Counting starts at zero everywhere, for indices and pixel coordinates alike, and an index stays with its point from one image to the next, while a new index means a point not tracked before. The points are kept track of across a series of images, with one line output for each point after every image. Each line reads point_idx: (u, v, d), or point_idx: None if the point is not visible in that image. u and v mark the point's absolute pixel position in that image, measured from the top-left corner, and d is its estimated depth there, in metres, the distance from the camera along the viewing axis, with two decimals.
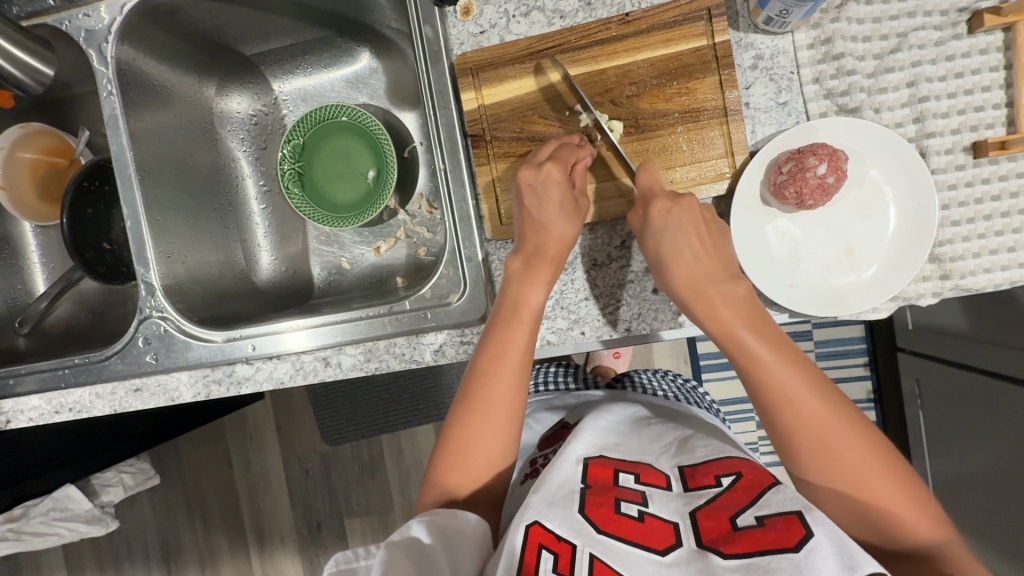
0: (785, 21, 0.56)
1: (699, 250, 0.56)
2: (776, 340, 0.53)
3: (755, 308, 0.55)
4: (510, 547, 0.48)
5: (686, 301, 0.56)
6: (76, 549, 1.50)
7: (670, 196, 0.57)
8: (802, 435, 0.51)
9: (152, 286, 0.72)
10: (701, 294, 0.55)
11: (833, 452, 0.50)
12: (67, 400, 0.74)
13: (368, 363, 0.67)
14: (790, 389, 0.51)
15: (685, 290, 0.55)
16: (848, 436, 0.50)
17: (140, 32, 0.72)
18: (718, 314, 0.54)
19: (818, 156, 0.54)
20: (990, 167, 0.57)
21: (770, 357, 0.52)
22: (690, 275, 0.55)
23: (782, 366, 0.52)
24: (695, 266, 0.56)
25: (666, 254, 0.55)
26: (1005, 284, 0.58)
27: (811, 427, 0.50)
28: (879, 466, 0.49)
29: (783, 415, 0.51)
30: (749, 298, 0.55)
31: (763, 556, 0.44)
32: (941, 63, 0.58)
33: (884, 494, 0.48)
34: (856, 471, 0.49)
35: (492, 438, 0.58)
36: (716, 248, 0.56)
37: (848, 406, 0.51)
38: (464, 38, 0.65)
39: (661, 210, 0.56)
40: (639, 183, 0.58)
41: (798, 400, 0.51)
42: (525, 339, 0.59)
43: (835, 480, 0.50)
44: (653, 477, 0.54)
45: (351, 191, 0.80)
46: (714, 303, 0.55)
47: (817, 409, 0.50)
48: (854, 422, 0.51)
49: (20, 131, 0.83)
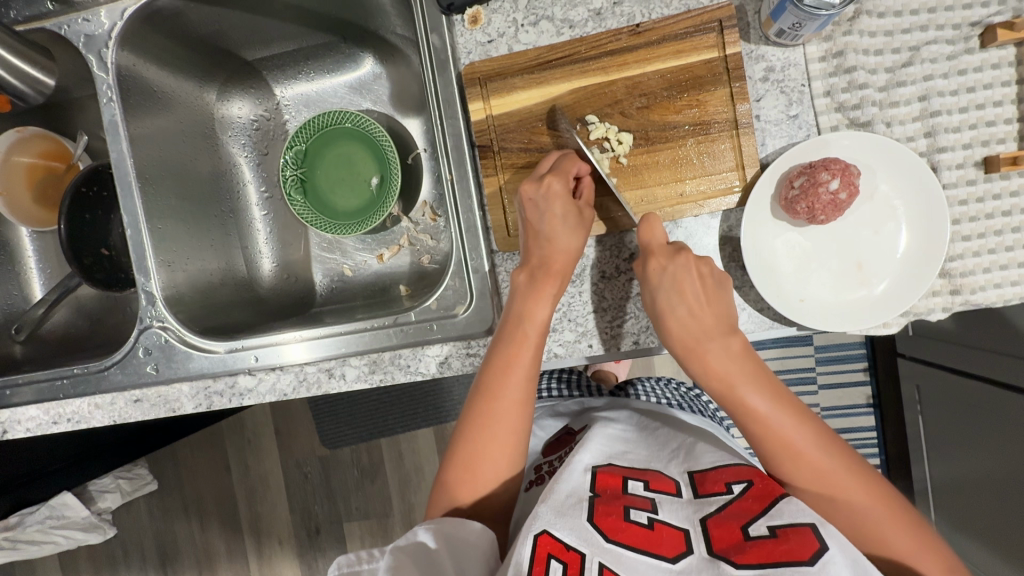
0: (797, 33, 0.55)
1: (693, 303, 0.55)
2: (768, 386, 0.54)
3: (751, 357, 0.55)
4: (519, 560, 0.47)
5: (682, 354, 0.56)
6: (71, 553, 1.49)
7: (669, 250, 0.56)
8: (802, 482, 0.51)
9: (153, 296, 0.71)
10: (696, 348, 0.55)
11: (835, 499, 0.50)
12: (64, 411, 0.73)
13: (372, 375, 0.66)
14: (786, 441, 0.52)
15: (679, 343, 0.56)
16: (846, 483, 0.50)
17: (140, 37, 0.71)
18: (714, 367, 0.55)
19: (831, 171, 0.54)
20: (1001, 182, 0.57)
21: (764, 405, 0.53)
22: (685, 329, 0.55)
23: (778, 419, 0.52)
24: (690, 322, 0.55)
25: (660, 312, 0.56)
26: (1015, 299, 0.57)
27: (810, 475, 0.51)
28: (879, 504, 0.50)
29: (782, 465, 0.52)
30: (745, 349, 0.55)
31: (776, 567, 0.43)
32: (953, 77, 0.57)
33: (890, 538, 0.49)
34: (856, 510, 0.50)
35: (497, 458, 0.58)
36: (714, 298, 0.55)
37: (838, 441, 0.52)
38: (471, 47, 0.65)
39: (655, 269, 0.56)
40: (640, 240, 0.57)
41: (794, 451, 0.51)
42: (530, 357, 0.58)
43: (841, 524, 0.50)
44: (663, 484, 0.53)
45: (354, 198, 0.79)
46: (710, 357, 0.55)
47: (814, 458, 0.51)
48: (847, 457, 0.52)
49: (16, 135, 0.82)
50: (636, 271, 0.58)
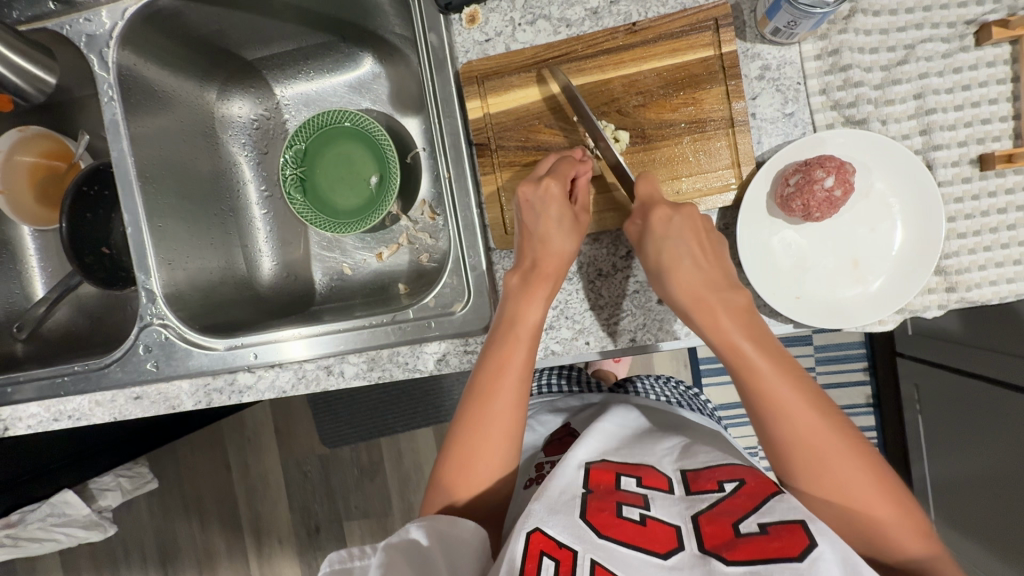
0: (792, 32, 0.56)
1: (699, 256, 0.56)
2: (775, 354, 0.53)
3: (755, 319, 0.55)
4: (511, 555, 0.48)
5: (686, 309, 0.56)
6: (72, 552, 1.49)
7: (670, 203, 0.57)
8: (796, 446, 0.51)
9: (153, 293, 0.71)
10: (701, 304, 0.55)
11: (827, 465, 0.50)
12: (65, 408, 0.73)
13: (370, 372, 0.67)
14: (786, 400, 0.51)
15: (685, 298, 0.56)
16: (841, 449, 0.50)
17: (141, 37, 0.71)
18: (718, 322, 0.54)
19: (825, 169, 0.54)
20: (996, 180, 0.57)
21: (769, 370, 0.52)
22: (690, 285, 0.55)
23: (778, 378, 0.52)
24: (695, 273, 0.56)
25: (667, 263, 0.55)
26: (1010, 297, 0.58)
27: (806, 437, 0.50)
28: (870, 474, 0.49)
29: (779, 426, 0.51)
30: (748, 309, 0.55)
31: (766, 563, 0.44)
32: (948, 75, 0.57)
33: (877, 508, 0.49)
34: (847, 476, 0.49)
35: (490, 456, 0.58)
36: (715, 257, 0.57)
37: (842, 421, 0.51)
38: (469, 46, 0.65)
39: (661, 219, 0.56)
40: (638, 192, 0.58)
41: (792, 411, 0.51)
42: (523, 357, 0.58)
43: (830, 491, 0.50)
44: (655, 480, 0.54)
45: (353, 197, 0.80)
46: (714, 313, 0.55)
47: (812, 420, 0.50)
48: (850, 437, 0.51)
49: (18, 135, 0.82)
50: (628, 233, 0.59)
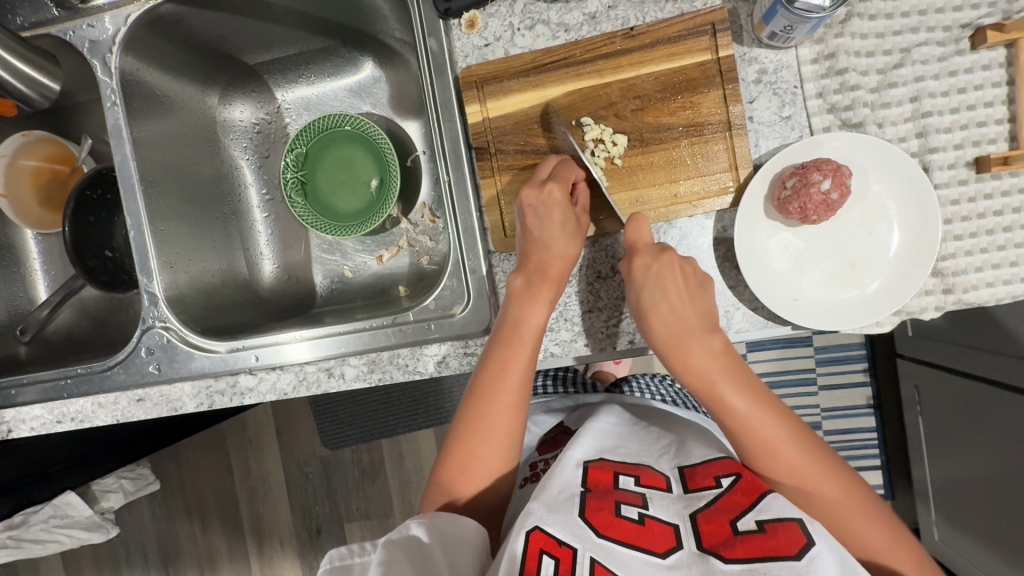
0: (789, 36, 0.56)
1: (677, 302, 0.55)
2: (750, 389, 0.54)
3: (731, 357, 0.56)
4: (511, 554, 0.48)
5: (664, 352, 0.57)
6: (74, 553, 1.49)
7: (654, 249, 0.57)
8: (778, 479, 0.53)
9: (156, 296, 0.72)
10: (678, 347, 0.56)
11: (809, 494, 0.52)
12: (68, 410, 0.74)
13: (371, 374, 0.68)
14: (763, 438, 0.53)
15: (662, 342, 0.56)
16: (820, 479, 0.52)
17: (144, 43, 0.72)
18: (695, 365, 0.55)
19: (822, 171, 0.54)
20: (992, 182, 0.58)
21: (745, 410, 0.54)
22: (668, 328, 0.56)
23: (754, 416, 0.53)
24: (672, 321, 0.56)
25: (643, 309, 0.56)
26: (1007, 298, 0.58)
27: (786, 471, 0.53)
28: (851, 500, 0.52)
29: (759, 461, 0.54)
30: (725, 349, 0.56)
31: (764, 561, 0.44)
32: (944, 79, 0.58)
33: (861, 531, 0.51)
34: (828, 503, 0.52)
35: (491, 456, 0.59)
36: (695, 297, 0.56)
37: (816, 444, 0.53)
38: (468, 51, 0.66)
39: (640, 267, 0.56)
40: (627, 238, 0.58)
41: (769, 448, 0.53)
42: (526, 359, 0.59)
43: (814, 517, 0.53)
44: (653, 479, 0.54)
45: (353, 200, 0.80)
46: (690, 355, 0.56)
47: (790, 456, 0.52)
48: (827, 464, 0.53)
49: (22, 139, 0.83)
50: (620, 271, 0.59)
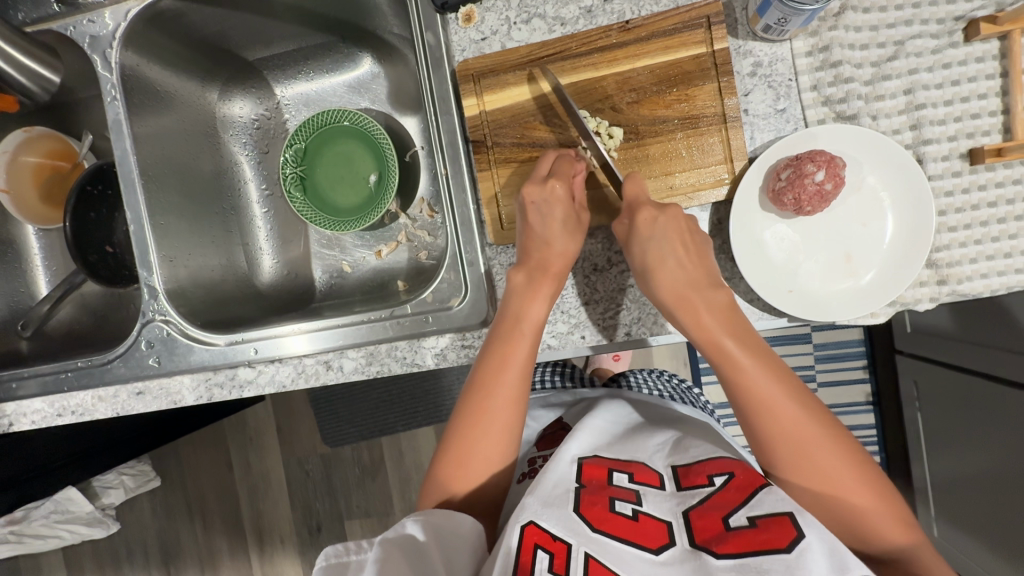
0: (783, 29, 0.56)
1: (682, 256, 0.57)
2: (755, 347, 0.54)
3: (737, 316, 0.56)
4: (506, 548, 0.48)
5: (670, 307, 0.57)
6: (74, 550, 1.50)
7: (657, 205, 0.58)
8: (779, 441, 0.51)
9: (155, 289, 0.72)
10: (684, 301, 0.56)
11: (810, 459, 0.51)
12: (69, 403, 0.74)
13: (369, 367, 0.68)
14: (768, 394, 0.52)
15: (669, 296, 0.57)
16: (823, 443, 0.51)
17: (144, 38, 0.73)
18: (701, 320, 0.55)
19: (816, 163, 0.55)
20: (987, 174, 0.58)
21: (750, 364, 0.53)
22: (673, 282, 0.56)
23: (760, 372, 0.53)
24: (678, 273, 0.56)
25: (650, 265, 0.57)
26: (1002, 289, 0.58)
27: (788, 431, 0.51)
28: (852, 469, 0.50)
29: (762, 421, 0.52)
30: (731, 306, 0.56)
31: (756, 556, 0.44)
32: (938, 71, 0.58)
33: (859, 501, 0.49)
34: (829, 469, 0.50)
35: (490, 450, 0.59)
36: (700, 255, 0.58)
37: (820, 410, 0.52)
38: (465, 45, 0.66)
39: (647, 220, 0.57)
40: (625, 194, 0.59)
41: (773, 405, 0.52)
42: (526, 353, 0.59)
43: (813, 484, 0.51)
44: (647, 477, 0.54)
45: (352, 194, 0.81)
46: (697, 310, 0.56)
47: (794, 414, 0.51)
48: (830, 430, 0.51)
49: (23, 135, 0.84)
50: (617, 232, 0.60)
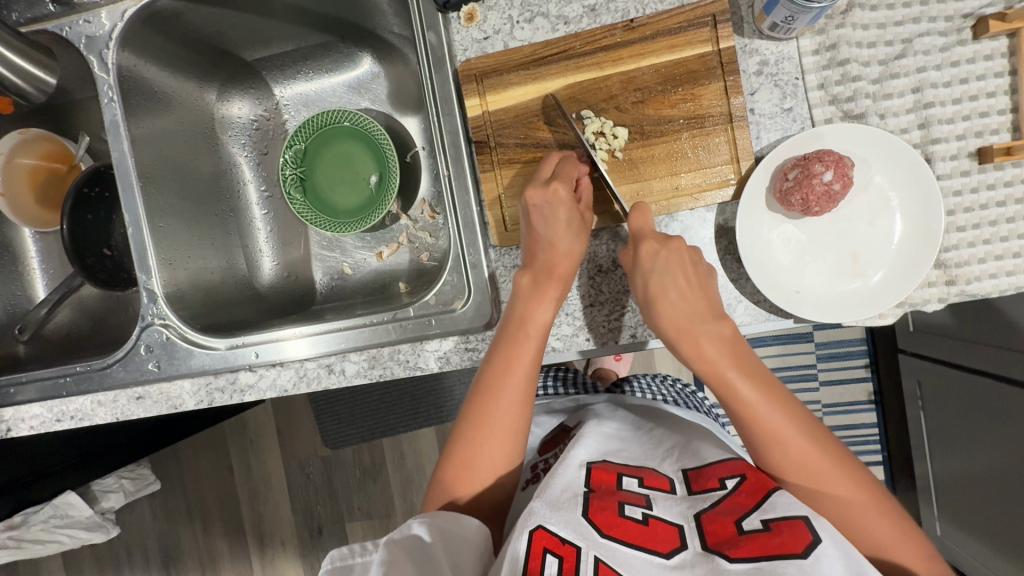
0: (790, 27, 0.56)
1: (684, 288, 0.55)
2: (759, 379, 0.54)
3: (738, 346, 0.56)
4: (514, 553, 0.47)
5: (673, 340, 0.56)
6: (74, 554, 1.49)
7: (661, 236, 0.57)
8: (789, 468, 0.52)
9: (154, 293, 0.71)
10: (686, 333, 0.55)
11: (821, 486, 0.51)
12: (67, 408, 0.73)
13: (371, 371, 0.67)
14: (774, 425, 0.52)
15: (671, 328, 0.56)
16: (831, 471, 0.51)
17: (141, 38, 0.72)
18: (704, 352, 0.55)
19: (824, 163, 0.54)
20: (995, 172, 0.57)
21: (755, 396, 0.53)
22: (676, 314, 0.56)
23: (765, 403, 0.53)
24: (681, 306, 0.56)
25: (652, 294, 0.55)
26: (1010, 290, 0.58)
27: (796, 461, 0.52)
28: (864, 496, 0.50)
29: (770, 450, 0.52)
30: (733, 337, 0.56)
31: (770, 560, 0.44)
32: (946, 69, 0.57)
33: (873, 526, 0.50)
34: (839, 496, 0.50)
35: (496, 454, 0.58)
36: (702, 286, 0.56)
37: (829, 438, 0.53)
38: (467, 44, 0.65)
39: (649, 252, 0.55)
40: (631, 226, 0.58)
41: (779, 435, 0.52)
42: (531, 356, 0.58)
43: (826, 511, 0.51)
44: (657, 481, 0.54)
45: (353, 196, 0.80)
46: (700, 342, 0.55)
47: (801, 444, 0.52)
48: (838, 457, 0.52)
49: (18, 137, 0.82)
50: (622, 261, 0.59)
